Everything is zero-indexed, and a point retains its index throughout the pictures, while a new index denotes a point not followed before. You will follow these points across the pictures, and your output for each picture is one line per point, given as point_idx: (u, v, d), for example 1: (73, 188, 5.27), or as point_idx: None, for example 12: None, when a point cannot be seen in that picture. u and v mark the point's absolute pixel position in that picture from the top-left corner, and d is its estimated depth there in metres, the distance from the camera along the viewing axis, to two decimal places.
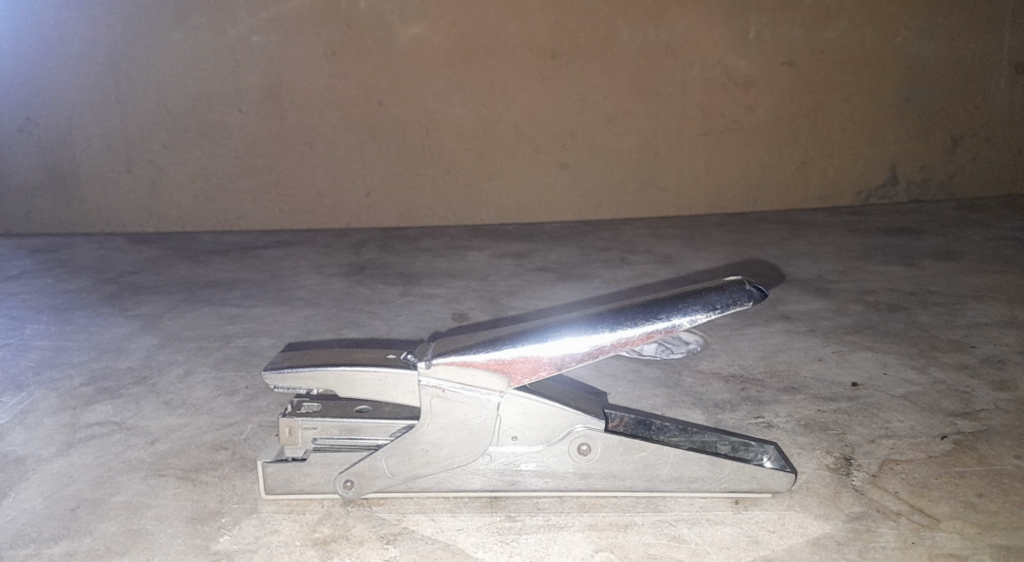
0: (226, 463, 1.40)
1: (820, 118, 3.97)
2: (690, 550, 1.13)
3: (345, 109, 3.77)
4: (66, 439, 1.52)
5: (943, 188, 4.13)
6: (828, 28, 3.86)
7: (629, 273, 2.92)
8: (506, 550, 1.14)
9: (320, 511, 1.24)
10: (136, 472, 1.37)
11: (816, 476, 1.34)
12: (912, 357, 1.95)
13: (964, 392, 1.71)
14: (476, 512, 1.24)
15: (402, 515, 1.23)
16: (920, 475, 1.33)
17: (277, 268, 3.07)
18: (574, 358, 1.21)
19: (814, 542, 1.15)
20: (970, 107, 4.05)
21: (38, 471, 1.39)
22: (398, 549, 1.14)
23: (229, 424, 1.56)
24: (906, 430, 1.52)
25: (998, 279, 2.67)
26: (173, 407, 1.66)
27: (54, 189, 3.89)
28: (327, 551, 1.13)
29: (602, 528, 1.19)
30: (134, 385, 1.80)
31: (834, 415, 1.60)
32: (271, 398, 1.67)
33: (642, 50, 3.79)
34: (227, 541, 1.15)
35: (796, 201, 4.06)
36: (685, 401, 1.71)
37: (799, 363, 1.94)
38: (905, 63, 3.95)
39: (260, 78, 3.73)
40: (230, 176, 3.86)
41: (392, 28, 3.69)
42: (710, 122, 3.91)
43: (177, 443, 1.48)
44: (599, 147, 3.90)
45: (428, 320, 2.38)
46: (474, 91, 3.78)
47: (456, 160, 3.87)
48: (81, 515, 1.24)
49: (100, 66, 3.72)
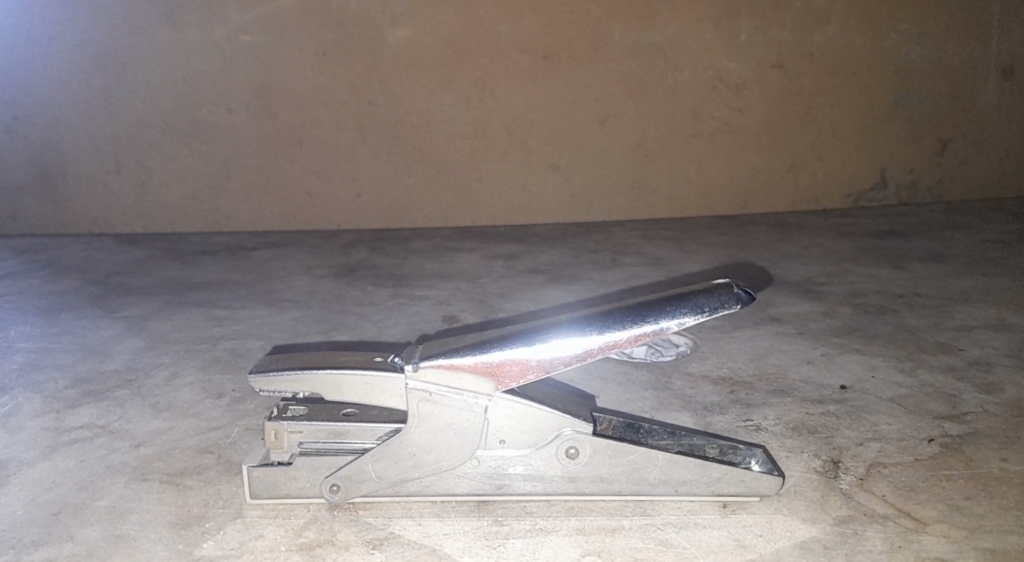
0: (212, 467, 1.38)
1: (810, 120, 3.98)
2: (678, 554, 1.13)
3: (336, 110, 3.76)
4: (50, 443, 1.50)
5: (932, 191, 4.15)
6: (818, 32, 3.87)
7: (619, 275, 2.92)
8: (493, 555, 1.13)
9: (305, 515, 1.23)
10: (121, 476, 1.36)
11: (804, 479, 1.34)
12: (901, 360, 1.96)
13: (952, 395, 1.71)
14: (463, 515, 1.23)
15: (389, 519, 1.22)
16: (908, 479, 1.33)
17: (266, 270, 3.05)
18: (561, 361, 1.20)
19: (802, 546, 1.14)
20: (959, 110, 4.08)
21: (20, 475, 1.37)
22: (384, 554, 1.13)
23: (215, 427, 1.55)
24: (893, 433, 1.52)
25: (985, 282, 2.68)
26: (159, 410, 1.65)
27: (41, 189, 3.85)
28: (312, 556, 1.12)
29: (590, 532, 1.19)
30: (120, 388, 1.79)
31: (823, 418, 1.61)
32: (258, 401, 1.66)
33: (634, 52, 3.79)
34: (211, 547, 1.14)
35: (786, 203, 4.07)
36: (675, 403, 1.71)
37: (788, 365, 1.94)
38: (894, 67, 3.97)
39: (251, 79, 3.71)
40: (220, 176, 3.84)
41: (383, 30, 3.68)
42: (701, 125, 3.92)
43: (163, 447, 1.47)
44: (590, 148, 3.90)
45: (418, 322, 2.37)
46: (465, 92, 3.78)
47: (448, 161, 3.86)
48: (63, 520, 1.22)
49: (88, 65, 3.70)
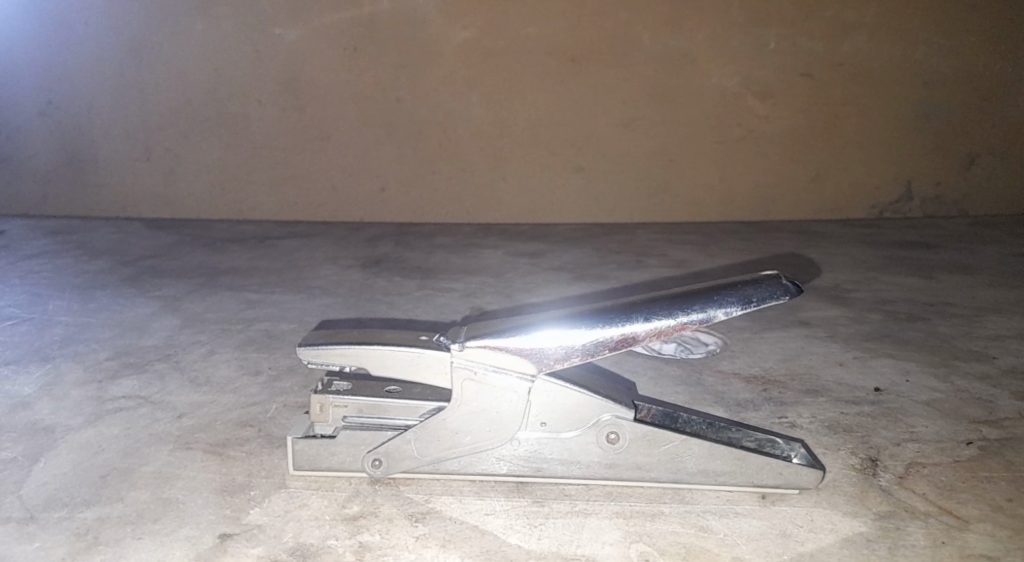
0: (253, 439, 1.40)
1: (837, 129, 3.97)
2: (719, 540, 1.13)
3: (365, 105, 3.79)
4: (94, 411, 1.53)
5: (958, 205, 4.12)
6: (848, 41, 3.85)
7: (645, 274, 2.92)
8: (534, 533, 1.14)
9: (347, 489, 1.24)
10: (165, 445, 1.38)
11: (842, 475, 1.33)
12: (934, 366, 1.94)
13: (988, 401, 1.70)
14: (503, 495, 1.24)
15: (429, 496, 1.22)
16: (947, 478, 1.33)
17: (294, 258, 3.07)
18: (603, 346, 1.21)
19: (844, 539, 1.14)
20: (989, 124, 4.04)
21: (67, 439, 1.39)
22: (427, 527, 1.14)
23: (254, 402, 1.56)
24: (930, 435, 1.51)
25: (1017, 294, 2.64)
26: (198, 384, 1.67)
27: (72, 173, 3.90)
28: (357, 526, 1.13)
29: (630, 515, 1.19)
30: (159, 363, 1.81)
31: (858, 418, 1.60)
32: (294, 381, 1.68)
33: (662, 57, 3.79)
34: (257, 513, 1.16)
35: (809, 213, 4.06)
36: (707, 399, 1.71)
37: (820, 367, 1.93)
38: (924, 79, 3.94)
39: (281, 71, 3.75)
40: (247, 166, 3.87)
41: (413, 28, 3.70)
42: (727, 131, 3.91)
43: (203, 418, 1.49)
44: (614, 151, 3.91)
45: (447, 311, 2.39)
46: (493, 92, 3.79)
47: (471, 160, 3.87)
48: (112, 482, 1.24)
49: (122, 52, 3.75)
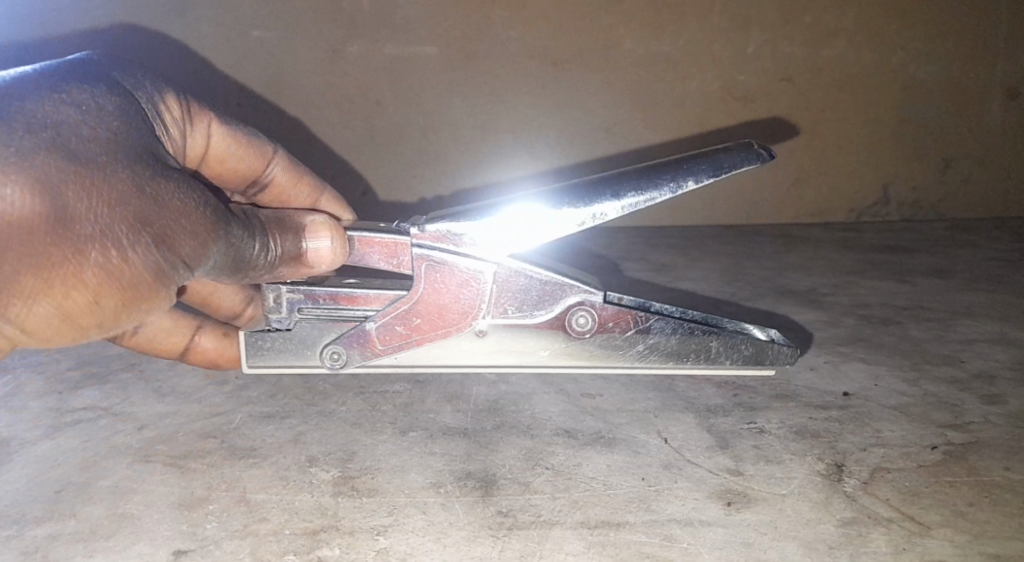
0: (215, 450, 1.38)
1: (816, 134, 3.99)
2: (682, 550, 1.13)
3: (344, 109, 3.75)
4: (54, 422, 1.51)
5: (932, 209, 4.17)
6: (826, 46, 3.89)
7: (622, 279, 2.91)
8: (498, 545, 1.13)
9: (310, 501, 1.23)
10: (123, 457, 1.36)
11: (808, 481, 1.34)
12: (904, 370, 1.96)
13: (955, 405, 1.72)
14: (467, 505, 1.23)
15: (393, 508, 1.21)
16: (912, 483, 1.33)
17: None
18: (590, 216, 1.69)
19: (807, 546, 1.15)
20: (963, 130, 4.09)
21: (24, 453, 1.38)
22: (389, 540, 1.13)
23: (219, 412, 1.55)
24: (896, 439, 1.52)
25: (987, 297, 2.68)
26: (163, 394, 1.65)
27: None
28: (317, 540, 1.13)
29: (594, 525, 1.19)
30: (123, 371, 1.78)
31: (826, 423, 1.60)
32: (261, 389, 1.66)
33: (642, 61, 3.80)
34: (214, 527, 1.15)
35: (788, 215, 4.09)
36: (678, 405, 1.67)
37: (792, 371, 1.94)
38: (902, 85, 3.98)
39: (260, 73, 3.68)
40: None
41: (395, 32, 3.67)
42: (707, 135, 3.92)
43: (167, 428, 1.47)
44: (595, 155, 3.90)
45: None
46: (474, 95, 3.78)
47: (453, 164, 3.86)
48: (67, 497, 1.23)
49: None
